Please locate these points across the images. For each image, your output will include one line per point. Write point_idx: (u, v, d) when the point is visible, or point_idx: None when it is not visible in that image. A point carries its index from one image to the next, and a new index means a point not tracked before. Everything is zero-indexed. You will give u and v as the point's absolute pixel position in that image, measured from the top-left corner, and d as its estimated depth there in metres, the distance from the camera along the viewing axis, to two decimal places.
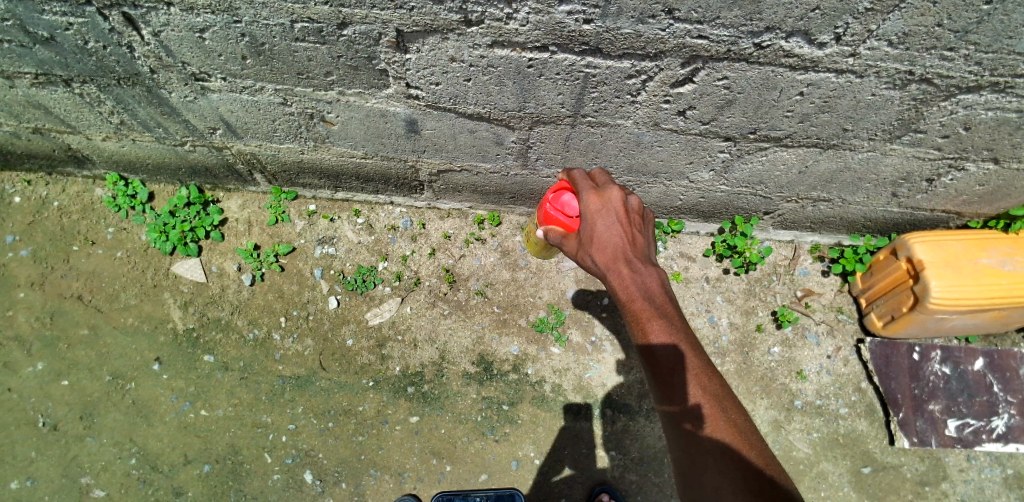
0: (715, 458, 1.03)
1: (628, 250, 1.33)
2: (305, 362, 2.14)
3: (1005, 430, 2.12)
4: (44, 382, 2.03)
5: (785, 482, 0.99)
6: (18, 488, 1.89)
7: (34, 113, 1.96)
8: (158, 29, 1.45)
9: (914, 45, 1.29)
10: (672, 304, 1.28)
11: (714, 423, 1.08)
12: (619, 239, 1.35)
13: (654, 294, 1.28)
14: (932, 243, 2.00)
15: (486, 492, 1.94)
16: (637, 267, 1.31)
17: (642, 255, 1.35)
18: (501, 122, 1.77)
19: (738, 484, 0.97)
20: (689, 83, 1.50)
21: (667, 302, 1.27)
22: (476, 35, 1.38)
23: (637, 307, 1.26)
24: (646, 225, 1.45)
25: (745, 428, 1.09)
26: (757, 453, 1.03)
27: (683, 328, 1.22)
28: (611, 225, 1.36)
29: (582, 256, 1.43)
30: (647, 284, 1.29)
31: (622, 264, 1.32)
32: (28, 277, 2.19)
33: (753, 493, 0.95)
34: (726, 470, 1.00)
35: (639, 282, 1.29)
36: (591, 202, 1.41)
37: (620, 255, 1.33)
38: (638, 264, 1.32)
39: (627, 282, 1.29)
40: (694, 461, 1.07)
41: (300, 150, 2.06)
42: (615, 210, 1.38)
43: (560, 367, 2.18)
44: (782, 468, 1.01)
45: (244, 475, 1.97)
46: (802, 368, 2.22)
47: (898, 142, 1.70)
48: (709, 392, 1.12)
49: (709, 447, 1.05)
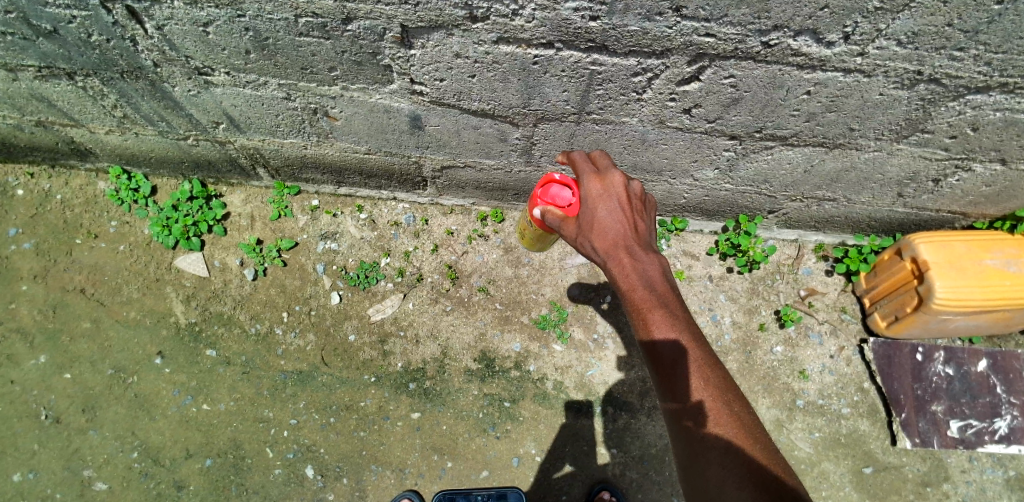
0: (719, 453, 1.01)
1: (628, 237, 1.32)
2: (307, 358, 2.14)
3: (1007, 431, 2.12)
4: (47, 375, 2.03)
5: (791, 480, 0.97)
6: (21, 481, 1.90)
7: (37, 106, 1.95)
8: (161, 23, 1.44)
9: (924, 44, 1.28)
10: (674, 294, 1.25)
11: (717, 418, 1.06)
12: (620, 225, 1.33)
13: (655, 283, 1.25)
14: (937, 244, 1.99)
15: (489, 491, 1.95)
16: (638, 254, 1.29)
17: (643, 243, 1.32)
18: (506, 119, 1.76)
19: (742, 478, 0.95)
20: (695, 82, 1.49)
21: (668, 292, 1.24)
22: (482, 31, 1.37)
23: (638, 297, 1.23)
24: (647, 211, 1.43)
25: (749, 424, 1.07)
26: (760, 447, 1.02)
27: (685, 320, 1.18)
28: (613, 210, 1.35)
29: (580, 242, 1.41)
30: (648, 272, 1.26)
31: (622, 251, 1.30)
32: (30, 270, 2.19)
33: (757, 488, 0.93)
34: (730, 466, 0.98)
35: (640, 271, 1.26)
36: (593, 187, 1.40)
37: (619, 242, 1.31)
38: (639, 252, 1.30)
39: (628, 270, 1.27)
40: (697, 456, 1.05)
41: (304, 145, 2.05)
42: (617, 195, 1.37)
43: (562, 365, 2.17)
44: (787, 464, 0.99)
45: (246, 470, 1.97)
46: (804, 368, 2.22)
47: (904, 141, 1.68)
48: (711, 385, 1.11)
49: (712, 442, 1.04)
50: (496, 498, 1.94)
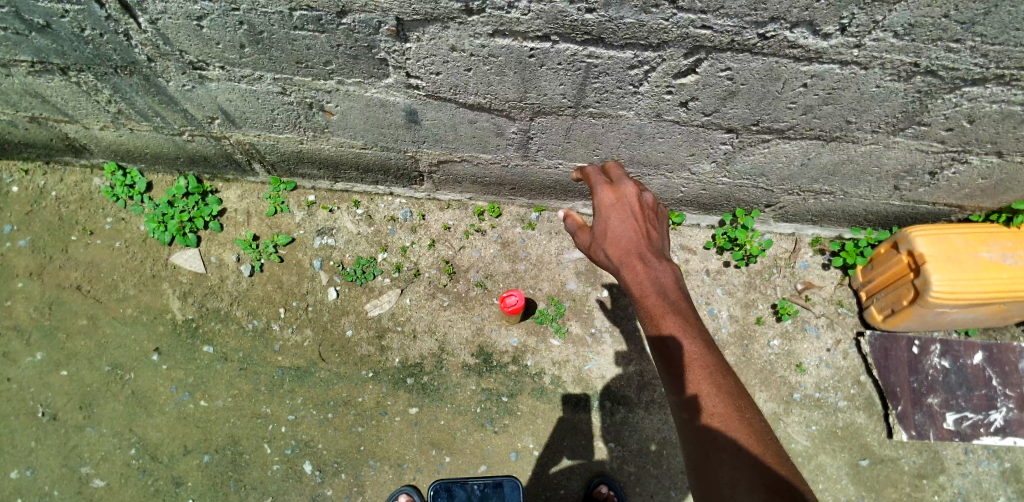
0: (729, 453, 0.94)
1: (640, 245, 1.32)
2: (304, 353, 2.13)
3: (1003, 423, 2.12)
4: (43, 373, 2.03)
5: (803, 489, 0.89)
6: (18, 478, 1.89)
7: (31, 102, 1.94)
8: (155, 17, 1.44)
9: (920, 36, 1.28)
10: (687, 301, 1.21)
11: (727, 421, 0.98)
12: (631, 233, 1.35)
13: (668, 290, 1.22)
14: (933, 236, 2.00)
15: (485, 480, 1.81)
16: (650, 261, 1.28)
17: (656, 251, 1.32)
18: (501, 112, 1.76)
19: (753, 479, 0.88)
20: (691, 74, 1.49)
21: (681, 298, 1.21)
22: (477, 23, 1.36)
23: (651, 303, 1.20)
24: (660, 223, 1.44)
25: (762, 430, 0.99)
26: (773, 453, 0.94)
27: (698, 324, 1.14)
28: (625, 219, 1.38)
29: (594, 251, 1.43)
30: (660, 278, 1.24)
31: (634, 258, 1.30)
32: (26, 267, 2.18)
33: (769, 490, 0.86)
34: (741, 468, 0.91)
35: (653, 276, 1.24)
36: (606, 196, 1.45)
37: (631, 249, 1.32)
38: (652, 259, 1.29)
39: (641, 276, 1.25)
40: (705, 454, 0.98)
41: (300, 140, 2.04)
42: (630, 204, 1.41)
43: (560, 359, 2.17)
44: (801, 473, 0.91)
45: (243, 466, 1.96)
46: (801, 361, 2.22)
47: (901, 134, 1.68)
48: (723, 389, 1.03)
49: (722, 442, 0.96)
50: (493, 487, 1.80)
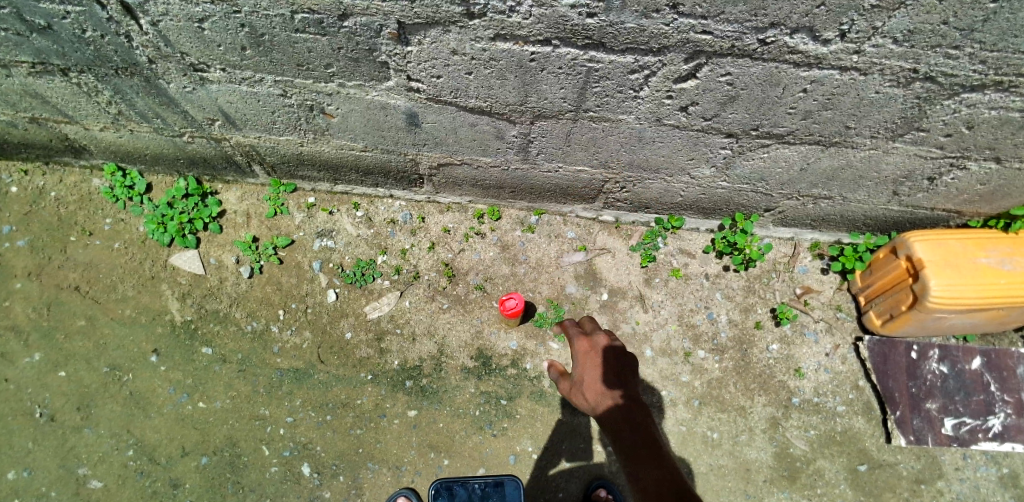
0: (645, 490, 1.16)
1: (583, 335, 1.70)
2: (303, 355, 2.13)
3: (1001, 429, 2.12)
4: (41, 374, 2.02)
5: None
6: (15, 479, 1.88)
7: (31, 102, 1.94)
8: (156, 18, 1.44)
9: (920, 42, 1.28)
10: (616, 365, 1.48)
11: (643, 464, 1.22)
12: (579, 329, 1.77)
13: (599, 362, 1.53)
14: (932, 242, 2.00)
15: (485, 479, 1.81)
16: (590, 343, 1.63)
17: (596, 333, 1.67)
18: (502, 116, 1.76)
19: None
20: (691, 79, 1.49)
21: (610, 364, 1.49)
22: (478, 27, 1.37)
23: (588, 376, 1.52)
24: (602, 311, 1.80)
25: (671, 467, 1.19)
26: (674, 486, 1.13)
27: (622, 386, 1.42)
28: (576, 323, 1.83)
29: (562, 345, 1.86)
30: (595, 353, 1.57)
31: (580, 344, 1.66)
32: (25, 267, 2.18)
33: None
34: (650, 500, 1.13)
35: (591, 354, 1.58)
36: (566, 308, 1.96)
37: (579, 338, 1.70)
38: (591, 341, 1.63)
39: (585, 356, 1.60)
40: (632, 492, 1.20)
41: (300, 142, 2.04)
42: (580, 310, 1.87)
43: (559, 363, 2.17)
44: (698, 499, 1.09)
45: (242, 468, 1.96)
46: (800, 365, 2.23)
47: (900, 140, 1.69)
48: (641, 441, 1.27)
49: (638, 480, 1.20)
50: (494, 486, 1.81)
